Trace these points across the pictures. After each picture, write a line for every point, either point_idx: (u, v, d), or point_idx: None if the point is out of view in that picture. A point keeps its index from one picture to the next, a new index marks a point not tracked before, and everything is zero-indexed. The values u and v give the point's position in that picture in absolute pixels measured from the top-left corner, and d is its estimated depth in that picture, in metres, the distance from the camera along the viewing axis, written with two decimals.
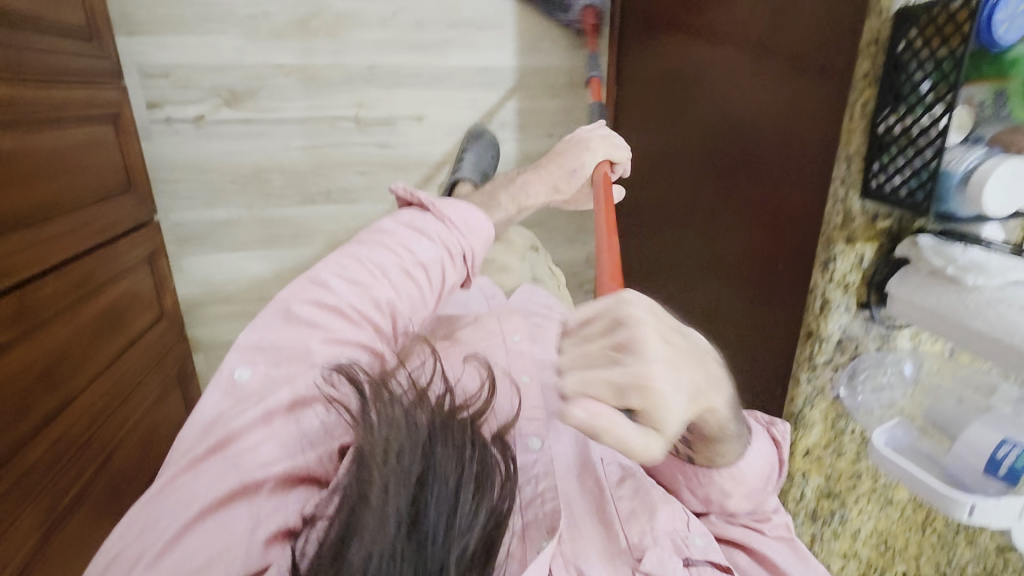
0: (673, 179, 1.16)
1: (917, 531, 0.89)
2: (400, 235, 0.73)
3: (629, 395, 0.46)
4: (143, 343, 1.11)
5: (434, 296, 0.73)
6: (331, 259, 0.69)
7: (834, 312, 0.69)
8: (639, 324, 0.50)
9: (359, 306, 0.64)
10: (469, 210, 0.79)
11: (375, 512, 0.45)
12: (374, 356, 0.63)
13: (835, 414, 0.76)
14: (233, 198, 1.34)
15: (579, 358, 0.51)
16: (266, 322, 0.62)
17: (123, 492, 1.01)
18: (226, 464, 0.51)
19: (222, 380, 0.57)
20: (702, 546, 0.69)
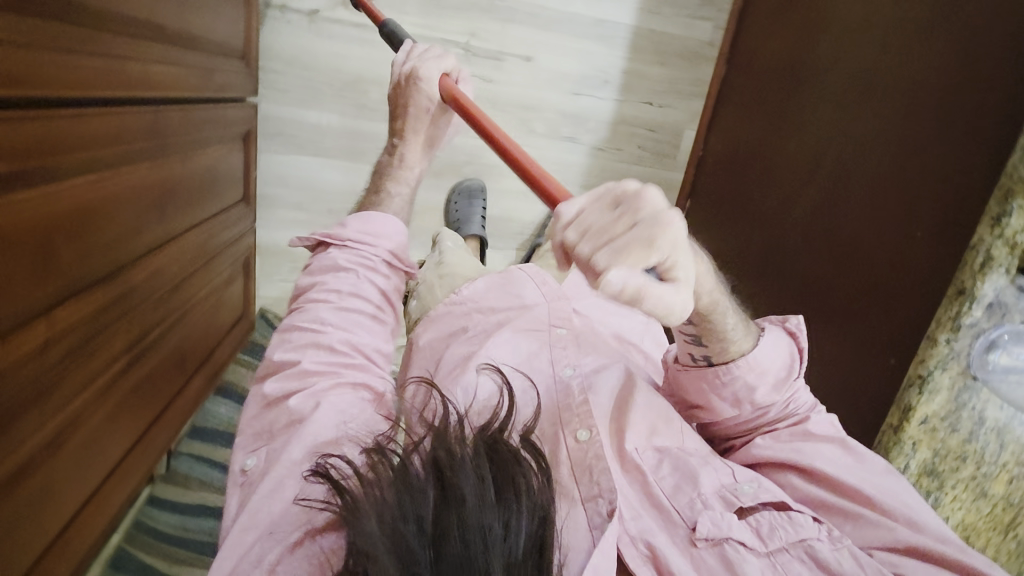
0: (774, 158, 1.17)
1: (999, 532, 0.87)
2: (319, 283, 0.78)
3: (650, 236, 0.42)
4: (225, 217, 1.08)
5: (387, 315, 0.79)
6: (275, 338, 0.75)
7: (993, 270, 0.68)
8: (646, 194, 0.43)
9: (318, 361, 0.70)
10: (371, 218, 0.83)
11: (389, 552, 0.49)
12: (357, 387, 0.70)
13: (961, 384, 0.74)
14: (328, 102, 1.32)
15: (594, 234, 0.44)
16: (248, 412, 0.72)
17: (185, 362, 0.97)
18: (257, 539, 0.59)
19: (236, 476, 0.67)
20: (752, 492, 0.66)
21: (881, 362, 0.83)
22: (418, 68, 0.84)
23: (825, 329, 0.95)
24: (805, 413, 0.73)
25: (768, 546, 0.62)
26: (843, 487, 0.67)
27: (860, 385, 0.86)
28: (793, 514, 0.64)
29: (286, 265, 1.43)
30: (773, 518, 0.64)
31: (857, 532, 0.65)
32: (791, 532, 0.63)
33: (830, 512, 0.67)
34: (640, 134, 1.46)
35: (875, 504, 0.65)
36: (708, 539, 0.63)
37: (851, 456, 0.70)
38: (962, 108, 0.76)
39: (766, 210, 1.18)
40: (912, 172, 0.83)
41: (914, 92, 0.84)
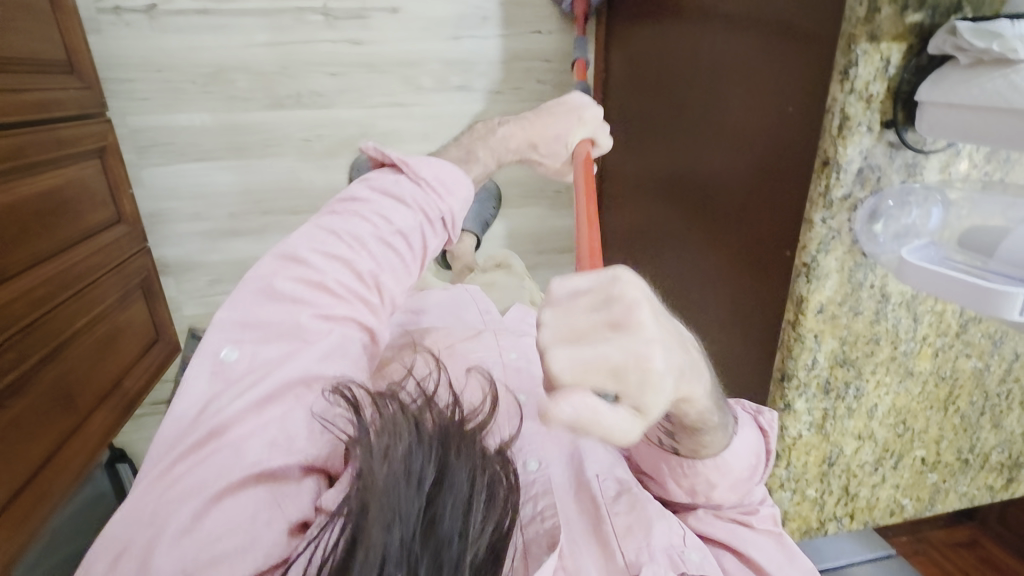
0: (663, 61, 1.08)
1: (938, 409, 0.82)
2: (369, 202, 0.61)
3: (626, 373, 0.36)
4: (100, 242, 1.04)
5: (418, 264, 0.64)
6: (308, 228, 0.59)
7: (854, 132, 0.61)
8: (638, 309, 0.38)
9: (342, 283, 0.56)
10: (444, 168, 0.66)
11: (388, 514, 0.44)
12: (360, 328, 0.58)
13: (851, 264, 0.68)
14: (195, 101, 1.24)
15: (571, 336, 0.38)
16: (242, 304, 0.54)
17: (83, 397, 0.95)
18: (205, 463, 0.46)
19: (208, 362, 0.51)
20: (699, 562, 0.61)
21: (777, 257, 0.76)
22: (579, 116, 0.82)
23: (733, 233, 0.89)
24: (756, 504, 0.68)
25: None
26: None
27: (763, 285, 0.80)
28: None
29: (203, 279, 1.38)
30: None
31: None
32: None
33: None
34: (536, 68, 1.37)
35: None
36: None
37: (786, 553, 0.66)
38: None
39: (667, 122, 1.10)
40: (775, 39, 0.74)
41: None
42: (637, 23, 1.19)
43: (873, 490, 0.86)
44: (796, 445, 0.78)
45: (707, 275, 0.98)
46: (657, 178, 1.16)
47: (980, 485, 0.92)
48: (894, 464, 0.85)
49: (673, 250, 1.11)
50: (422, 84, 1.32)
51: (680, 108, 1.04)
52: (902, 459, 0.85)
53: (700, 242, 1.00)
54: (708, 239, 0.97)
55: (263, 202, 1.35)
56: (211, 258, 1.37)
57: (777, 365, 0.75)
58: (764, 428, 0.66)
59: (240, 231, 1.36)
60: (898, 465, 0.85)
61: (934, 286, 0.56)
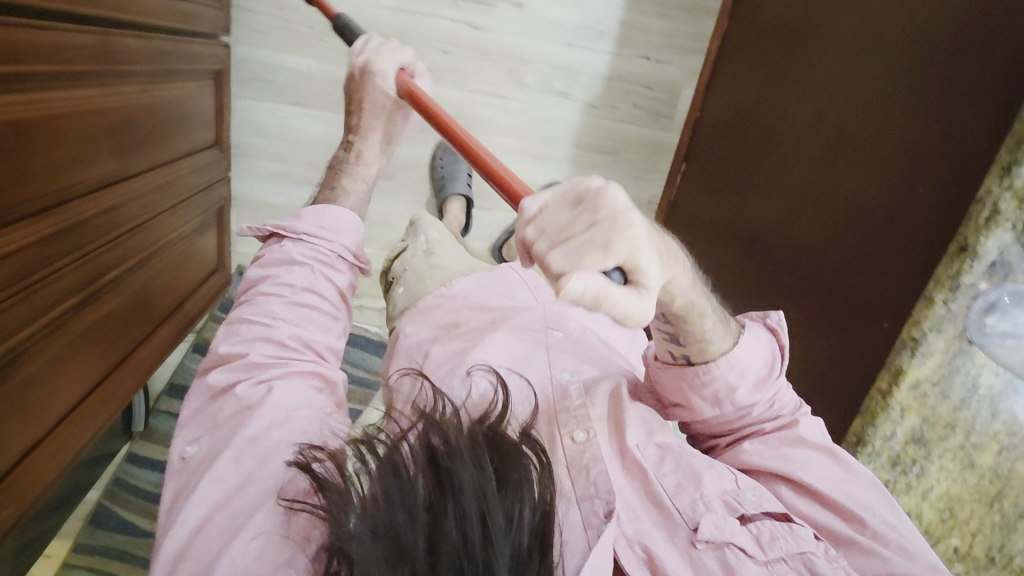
0: (771, 115, 1.12)
1: (984, 503, 0.85)
2: (272, 276, 0.70)
3: (610, 242, 0.42)
4: (197, 159, 1.03)
5: (341, 306, 0.73)
6: (221, 330, 0.68)
7: (999, 225, 0.64)
8: (608, 192, 0.43)
9: (267, 354, 0.64)
10: (324, 211, 0.76)
11: (379, 545, 0.46)
12: (309, 375, 0.64)
13: (955, 348, 0.71)
14: (307, 46, 1.25)
15: (560, 237, 0.43)
16: (191, 403, 0.64)
17: (152, 312, 0.93)
18: (207, 529, 0.54)
19: (175, 465, 0.60)
20: (756, 500, 0.62)
21: (873, 326, 0.80)
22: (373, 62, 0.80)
23: (818, 294, 0.92)
24: (792, 415, 0.69)
25: (767, 555, 0.58)
26: (834, 504, 0.63)
27: (852, 352, 0.83)
28: (795, 526, 0.60)
29: (266, 219, 1.37)
30: (775, 528, 0.60)
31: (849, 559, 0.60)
32: (793, 543, 0.59)
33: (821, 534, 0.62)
34: (636, 92, 1.40)
35: (863, 522, 0.62)
36: (708, 542, 0.60)
37: (840, 466, 0.66)
38: (968, 55, 0.72)
39: (762, 175, 1.13)
40: (916, 123, 0.78)
41: (920, 39, 0.79)
42: (749, 74, 1.23)
43: None
44: None
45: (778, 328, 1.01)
46: (736, 224, 1.20)
47: None
48: (929, 546, 0.87)
49: (743, 297, 1.14)
50: (525, 82, 1.34)
51: (780, 165, 1.07)
52: (937, 543, 0.87)
53: (777, 296, 1.03)
54: (786, 295, 1.00)
55: None
56: (280, 202, 1.37)
57: (854, 429, 0.78)
58: (772, 327, 0.70)
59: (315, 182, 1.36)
60: (932, 549, 0.87)
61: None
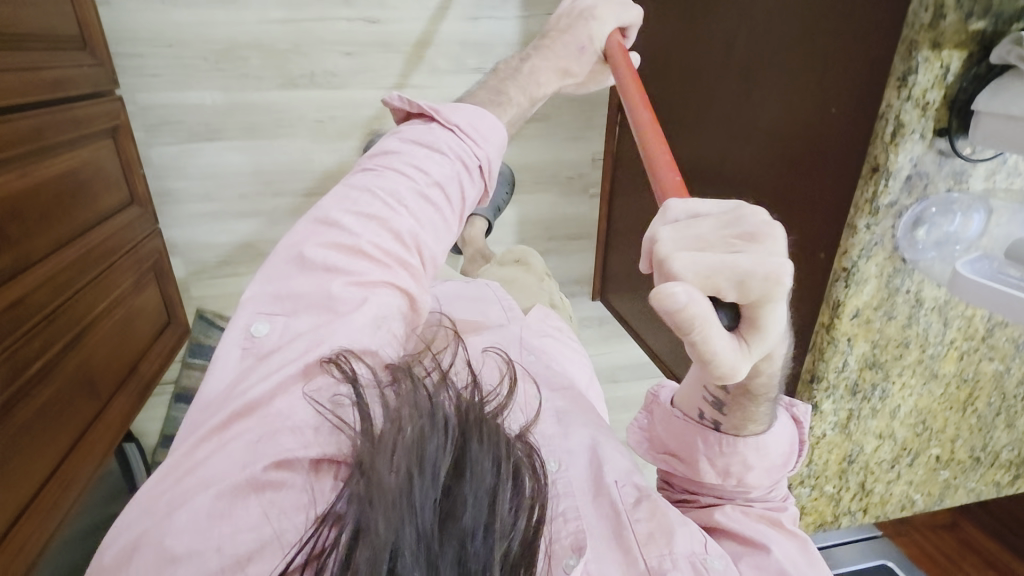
0: (688, 50, 1.07)
1: (957, 410, 0.84)
2: (407, 154, 0.60)
3: (744, 281, 0.39)
4: (113, 224, 1.01)
5: (456, 222, 0.63)
6: (336, 190, 0.58)
7: (906, 138, 0.61)
8: (774, 237, 0.41)
9: (377, 244, 0.55)
10: (481, 116, 0.66)
11: (407, 500, 0.41)
12: (400, 294, 0.56)
13: (891, 269, 0.69)
14: (206, 77, 1.21)
15: (693, 245, 0.41)
16: (274, 280, 0.54)
17: (98, 388, 0.92)
18: (224, 451, 0.44)
19: (239, 341, 0.51)
20: (724, 569, 0.58)
21: (812, 259, 0.77)
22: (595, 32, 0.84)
23: (763, 227, 0.88)
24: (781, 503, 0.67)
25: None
26: None
27: (795, 288, 0.81)
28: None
29: (212, 260, 1.35)
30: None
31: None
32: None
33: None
34: None
35: None
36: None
37: (809, 555, 0.62)
38: None
39: (693, 109, 1.07)
40: (820, 40, 0.73)
41: None
42: (660, 10, 1.17)
43: (889, 486, 0.88)
44: (820, 444, 0.80)
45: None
46: (678, 168, 1.16)
47: (988, 482, 0.94)
48: (910, 461, 0.87)
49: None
50: (438, 66, 1.29)
51: (710, 95, 1.01)
52: (919, 457, 0.87)
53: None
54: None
55: (274, 183, 1.32)
56: (220, 240, 1.34)
57: (807, 366, 0.76)
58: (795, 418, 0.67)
59: (249, 213, 1.34)
60: (913, 463, 0.87)
61: (991, 302, 0.57)
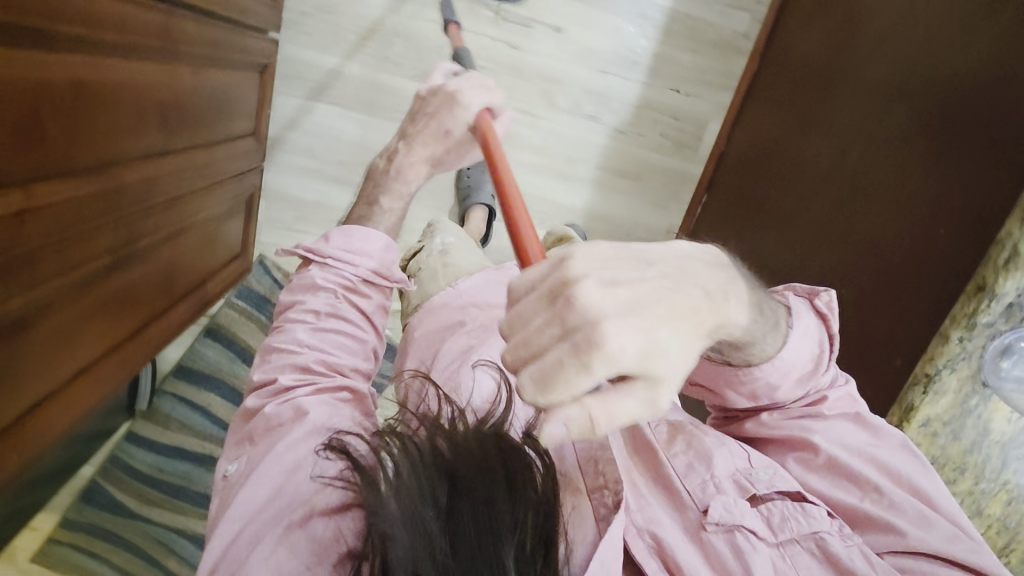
0: (792, 158, 1.15)
1: (989, 556, 0.82)
2: (297, 303, 0.71)
3: (582, 359, 0.36)
4: (236, 146, 1.08)
5: (371, 330, 0.73)
6: (258, 358, 0.72)
7: (1019, 269, 0.65)
8: (580, 291, 0.37)
9: (291, 377, 0.67)
10: (353, 232, 0.73)
11: (413, 530, 0.51)
12: (332, 391, 0.67)
13: (969, 389, 0.70)
14: (351, 50, 1.30)
15: (526, 350, 0.39)
16: (235, 426, 0.70)
17: (175, 285, 0.96)
18: (251, 520, 0.60)
19: (219, 481, 0.67)
20: (768, 479, 0.66)
21: (885, 364, 0.80)
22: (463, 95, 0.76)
23: (834, 328, 0.93)
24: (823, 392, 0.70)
25: (779, 537, 0.62)
26: (845, 478, 0.67)
27: (861, 389, 0.83)
28: (808, 507, 0.64)
29: (291, 212, 1.43)
30: (786, 509, 0.64)
31: (864, 530, 0.64)
32: (805, 523, 0.63)
33: (836, 506, 0.66)
34: (664, 122, 1.43)
35: (881, 493, 0.65)
36: (719, 524, 0.63)
37: (866, 430, 0.69)
38: (996, 111, 0.74)
39: (781, 210, 1.15)
40: (940, 174, 0.80)
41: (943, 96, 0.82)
42: (772, 116, 1.27)
43: None
44: None
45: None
46: (751, 258, 1.21)
47: None
48: None
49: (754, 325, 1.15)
50: (556, 103, 1.39)
51: (801, 202, 1.09)
52: None
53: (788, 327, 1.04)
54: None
55: None
56: (307, 198, 1.42)
57: None
58: (820, 309, 0.70)
59: (343, 181, 1.41)
60: None
61: None
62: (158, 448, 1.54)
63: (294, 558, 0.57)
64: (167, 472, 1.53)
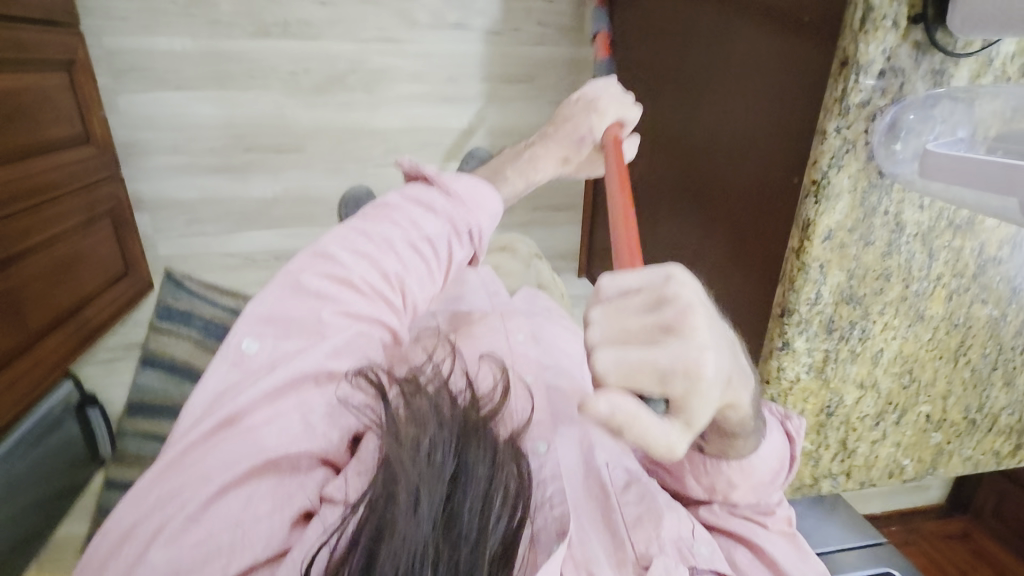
0: (665, 9, 1.03)
1: (947, 361, 0.76)
2: (402, 207, 0.64)
3: (677, 376, 0.37)
4: (62, 157, 0.98)
5: (444, 275, 0.65)
6: (341, 231, 0.61)
7: (878, 26, 0.56)
8: (693, 317, 0.39)
9: (368, 281, 0.58)
10: (481, 185, 0.67)
11: (412, 503, 0.44)
12: (381, 329, 0.59)
13: (865, 185, 0.62)
14: (175, 22, 1.19)
15: (618, 338, 0.39)
16: (269, 288, 0.56)
17: (29, 319, 0.89)
18: (208, 456, 0.46)
19: (225, 353, 0.52)
20: (708, 556, 0.66)
21: (786, 186, 0.70)
22: (600, 100, 0.76)
23: (737, 175, 0.82)
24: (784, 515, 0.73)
25: None
26: None
27: (766, 228, 0.75)
28: None
29: (181, 217, 1.33)
30: None
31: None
32: None
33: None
34: (539, 8, 1.31)
35: None
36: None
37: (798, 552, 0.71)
38: None
39: (671, 69, 1.02)
40: None
41: None
42: None
43: (874, 446, 0.80)
44: (793, 391, 0.72)
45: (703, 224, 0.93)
46: (651, 133, 1.10)
47: (985, 451, 0.85)
48: (897, 418, 0.79)
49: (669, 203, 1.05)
50: (415, 19, 1.26)
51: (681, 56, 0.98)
52: (905, 415, 0.79)
53: (698, 190, 0.94)
54: (704, 188, 0.92)
55: (245, 138, 1.29)
56: (190, 197, 1.32)
57: (777, 300, 0.69)
58: (791, 433, 0.67)
59: (220, 168, 1.30)
60: (900, 421, 0.79)
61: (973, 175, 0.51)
62: None
63: (240, 515, 0.45)
64: None
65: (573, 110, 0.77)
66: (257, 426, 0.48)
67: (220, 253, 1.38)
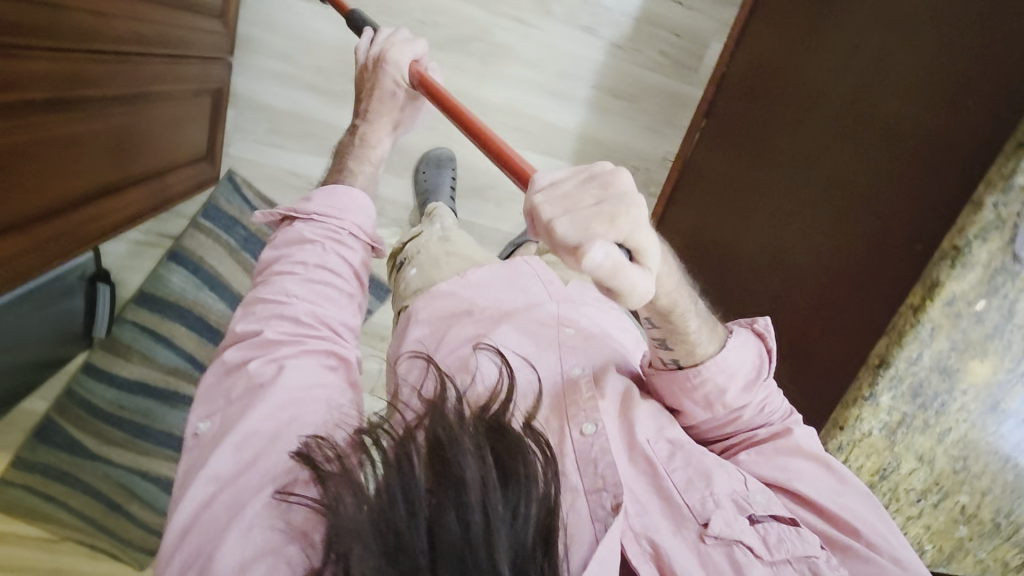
0: (794, 75, 1.09)
1: (998, 458, 0.79)
2: (284, 255, 0.77)
3: (620, 208, 0.51)
4: (197, 23, 0.96)
5: (354, 284, 0.79)
6: (241, 310, 0.75)
7: None
8: (617, 175, 0.53)
9: (282, 329, 0.70)
10: (336, 192, 0.83)
11: (386, 536, 0.50)
12: (321, 354, 0.70)
13: (999, 266, 0.65)
14: None
15: (564, 206, 0.52)
16: (208, 379, 0.71)
17: (121, 165, 0.86)
18: (206, 508, 0.60)
19: (189, 440, 0.67)
20: (765, 503, 0.66)
21: (904, 251, 0.76)
22: (392, 53, 0.91)
23: (840, 238, 0.88)
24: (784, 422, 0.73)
25: (773, 556, 0.63)
26: (828, 512, 0.67)
27: (870, 289, 0.79)
28: (803, 532, 0.65)
29: (263, 123, 1.32)
30: (782, 531, 0.64)
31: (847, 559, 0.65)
32: (798, 547, 0.63)
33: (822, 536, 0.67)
34: (664, 39, 1.37)
35: (859, 531, 0.66)
36: (718, 538, 0.64)
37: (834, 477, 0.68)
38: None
39: (784, 133, 1.08)
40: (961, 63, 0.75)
41: None
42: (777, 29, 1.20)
43: (907, 522, 0.82)
44: (860, 443, 0.75)
45: (782, 277, 0.98)
46: (746, 183, 1.16)
47: (996, 557, 0.89)
48: (936, 501, 0.81)
49: (748, 253, 1.10)
50: (551, 11, 1.31)
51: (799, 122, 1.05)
52: (945, 500, 0.81)
53: (786, 246, 0.99)
54: (792, 242, 0.98)
55: (354, 68, 1.29)
56: (280, 107, 1.30)
57: (878, 349, 0.72)
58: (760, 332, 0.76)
59: (319, 89, 1.30)
60: (938, 504, 0.82)
61: None
62: (121, 384, 1.53)
63: (258, 536, 0.58)
64: (131, 409, 1.54)
65: (388, 73, 0.92)
66: (240, 470, 0.62)
67: (287, 169, 1.36)
